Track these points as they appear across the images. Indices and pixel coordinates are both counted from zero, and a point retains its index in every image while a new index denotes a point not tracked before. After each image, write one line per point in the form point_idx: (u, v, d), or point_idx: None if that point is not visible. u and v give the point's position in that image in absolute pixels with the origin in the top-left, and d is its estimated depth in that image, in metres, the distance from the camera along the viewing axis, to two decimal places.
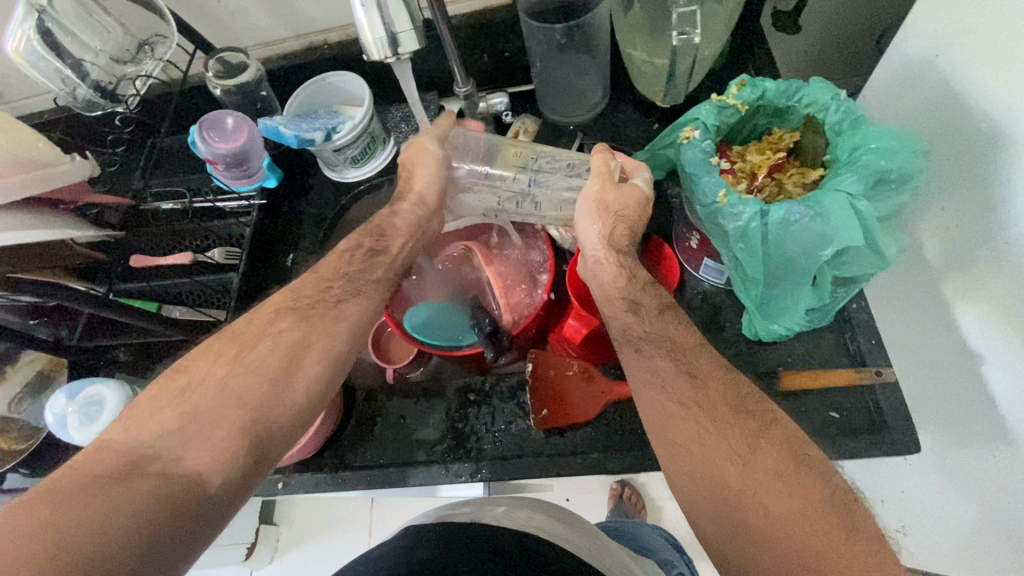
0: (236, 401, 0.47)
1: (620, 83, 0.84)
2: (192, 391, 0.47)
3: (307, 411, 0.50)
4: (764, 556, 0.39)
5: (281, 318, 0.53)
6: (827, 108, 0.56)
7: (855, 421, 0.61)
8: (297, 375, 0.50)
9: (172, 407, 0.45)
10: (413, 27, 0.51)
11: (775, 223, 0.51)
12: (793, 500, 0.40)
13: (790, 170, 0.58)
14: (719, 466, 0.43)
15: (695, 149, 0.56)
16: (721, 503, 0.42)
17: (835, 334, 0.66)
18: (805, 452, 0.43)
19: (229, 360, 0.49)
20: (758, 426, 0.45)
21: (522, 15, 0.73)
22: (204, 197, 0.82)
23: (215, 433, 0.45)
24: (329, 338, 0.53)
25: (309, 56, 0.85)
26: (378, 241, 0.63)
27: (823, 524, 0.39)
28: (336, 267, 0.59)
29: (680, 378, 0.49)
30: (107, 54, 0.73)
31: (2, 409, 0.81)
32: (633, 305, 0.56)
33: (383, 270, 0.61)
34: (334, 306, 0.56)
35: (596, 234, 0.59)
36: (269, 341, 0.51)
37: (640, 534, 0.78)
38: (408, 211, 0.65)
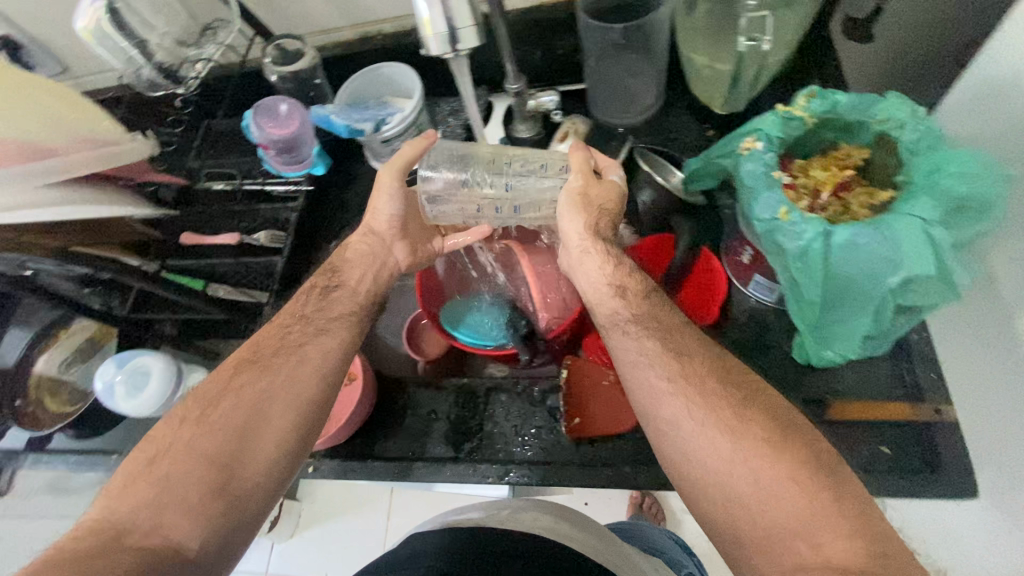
0: (206, 461, 0.47)
1: (676, 86, 0.82)
2: (162, 457, 0.47)
3: (281, 459, 0.50)
4: (756, 526, 0.41)
5: (242, 373, 0.53)
6: (903, 126, 0.52)
7: (906, 461, 0.58)
8: (267, 427, 0.50)
9: (143, 479, 0.46)
10: (473, 24, 0.50)
11: (839, 245, 0.49)
12: (779, 467, 0.42)
13: (857, 189, 0.55)
14: (707, 437, 0.45)
15: (756, 162, 0.54)
16: (717, 485, 0.44)
17: (892, 365, 0.63)
18: (790, 418, 0.45)
19: (192, 425, 0.49)
20: (742, 398, 0.46)
21: (580, 14, 0.71)
22: (254, 179, 0.84)
23: (190, 497, 0.45)
24: (295, 384, 0.53)
25: (363, 46, 0.85)
26: (331, 278, 0.63)
27: (809, 490, 0.41)
28: (293, 310, 0.60)
29: (666, 354, 0.50)
30: (172, 36, 0.76)
31: (54, 370, 0.86)
32: (618, 289, 0.55)
33: (342, 305, 0.61)
34: (296, 349, 0.55)
35: (580, 223, 0.58)
36: (231, 398, 0.51)
37: (647, 535, 0.76)
38: (360, 243, 0.66)
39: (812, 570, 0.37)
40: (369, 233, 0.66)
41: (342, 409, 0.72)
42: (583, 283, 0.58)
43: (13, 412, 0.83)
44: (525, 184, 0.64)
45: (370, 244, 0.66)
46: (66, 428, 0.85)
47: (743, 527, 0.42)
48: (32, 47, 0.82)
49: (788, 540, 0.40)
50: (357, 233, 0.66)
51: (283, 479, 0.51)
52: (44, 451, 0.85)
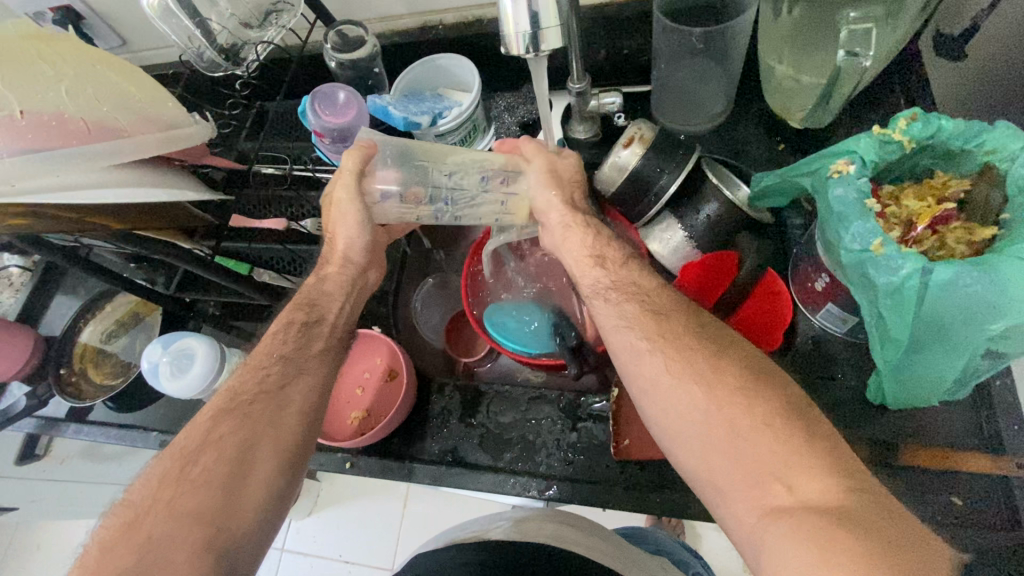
0: (192, 520, 0.44)
1: (747, 94, 0.78)
2: (141, 521, 0.44)
3: (268, 503, 0.48)
4: (734, 471, 0.40)
5: (220, 424, 0.49)
6: (1015, 159, 0.48)
7: (984, 515, 0.54)
8: (251, 475, 0.48)
9: (125, 544, 0.43)
10: (559, 24, 0.48)
11: (938, 284, 0.45)
12: (752, 415, 0.41)
13: (955, 223, 0.51)
14: (683, 391, 0.44)
15: (848, 187, 0.50)
16: (701, 442, 0.43)
17: (969, 411, 0.59)
18: (764, 366, 0.45)
19: (171, 485, 0.46)
20: (717, 349, 0.45)
21: (657, 14, 0.67)
22: (304, 166, 0.83)
23: (177, 559, 0.43)
24: (276, 429, 0.50)
25: (423, 35, 0.83)
26: (310, 312, 0.57)
27: (783, 434, 0.40)
28: (269, 350, 0.55)
29: (646, 317, 0.49)
30: (237, 18, 0.74)
31: (98, 341, 0.88)
32: (597, 258, 0.55)
33: (323, 342, 0.57)
34: (276, 394, 0.52)
35: (558, 203, 0.58)
36: (212, 450, 0.48)
37: (657, 537, 0.74)
38: (337, 275, 0.61)
39: (791, 512, 0.37)
40: (346, 263, 0.61)
41: (380, 407, 0.73)
42: (566, 259, 0.57)
43: (57, 380, 0.85)
44: (468, 196, 0.58)
45: (348, 274, 0.61)
46: (107, 399, 0.85)
47: (719, 471, 0.41)
48: (95, 19, 0.83)
49: (765, 482, 0.39)
50: (332, 263, 0.61)
51: (273, 521, 0.49)
52: (84, 422, 0.85)
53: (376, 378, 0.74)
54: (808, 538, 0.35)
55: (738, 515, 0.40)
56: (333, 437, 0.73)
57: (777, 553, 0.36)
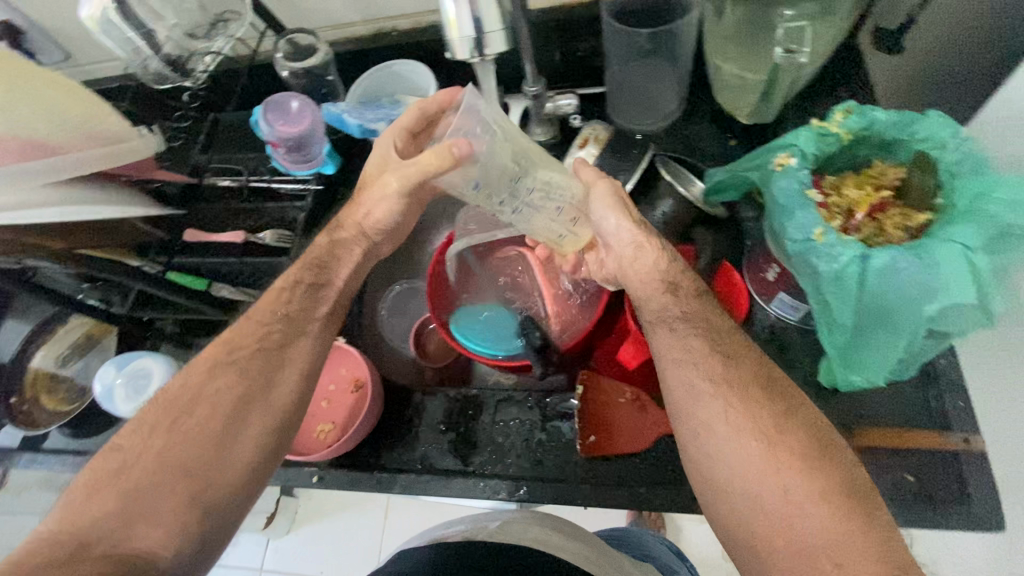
0: (180, 472, 0.46)
1: (699, 92, 0.79)
2: (130, 469, 0.46)
3: (256, 468, 0.49)
4: (778, 540, 0.41)
5: (218, 377, 0.51)
6: (944, 146, 0.51)
7: (936, 488, 0.56)
8: (242, 434, 0.49)
9: (111, 488, 0.45)
10: (503, 27, 0.48)
11: (877, 269, 0.47)
12: (813, 484, 0.42)
13: (893, 210, 0.53)
14: (743, 445, 0.44)
15: (790, 180, 0.52)
16: (749, 497, 0.43)
17: (917, 391, 0.61)
18: (828, 436, 0.45)
19: (163, 434, 0.48)
20: (785, 409, 0.45)
21: (605, 16, 0.68)
22: (261, 177, 0.81)
23: (163, 509, 0.44)
24: (271, 394, 0.51)
25: (377, 41, 0.83)
26: (318, 275, 0.58)
27: (842, 513, 0.40)
28: (273, 308, 0.55)
29: (715, 358, 0.48)
30: (182, 28, 0.73)
31: (52, 365, 0.84)
32: (670, 286, 0.52)
33: (330, 305, 0.57)
34: (277, 353, 0.53)
35: (630, 225, 0.54)
36: (205, 405, 0.49)
37: (642, 542, 0.75)
38: (351, 241, 0.60)
39: None
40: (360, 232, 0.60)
41: (346, 417, 0.72)
42: (632, 279, 0.54)
43: (7, 409, 0.81)
44: (539, 213, 0.56)
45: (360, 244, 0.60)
46: (63, 426, 0.82)
47: (767, 535, 0.42)
48: (34, 34, 0.80)
49: (814, 559, 0.39)
50: (347, 228, 0.60)
51: (258, 486, 0.50)
52: (39, 451, 0.82)
53: (342, 389, 0.73)
54: None
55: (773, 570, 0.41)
56: (301, 452, 0.71)
57: None
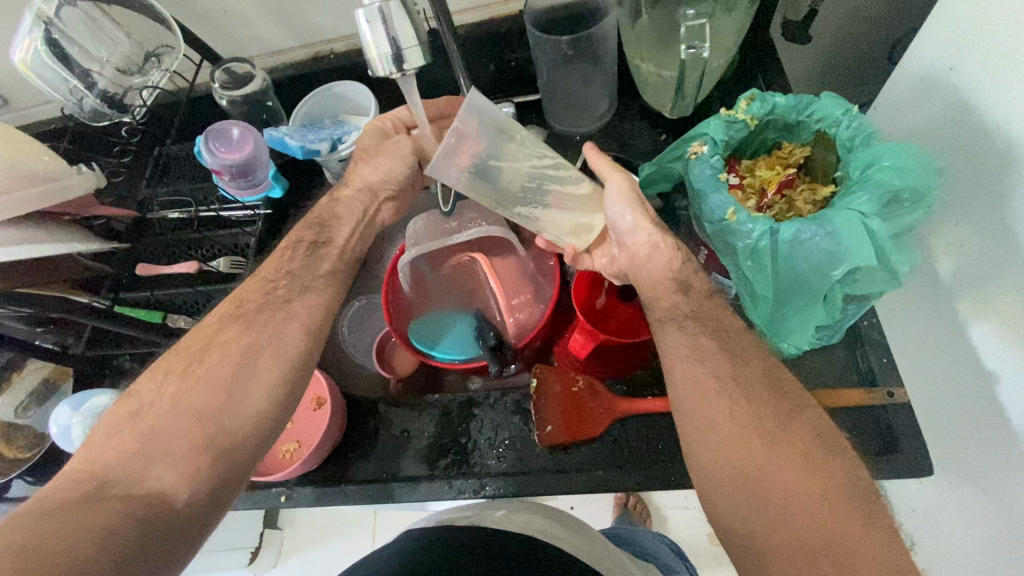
0: (193, 416, 0.47)
1: (628, 92, 0.83)
2: (145, 412, 0.47)
3: (265, 425, 0.49)
4: (777, 537, 0.40)
5: (221, 330, 0.53)
6: (838, 123, 0.55)
7: (866, 442, 0.61)
8: (254, 382, 0.50)
9: (128, 432, 0.46)
10: (418, 43, 0.51)
11: (786, 240, 0.51)
12: (815, 483, 0.41)
13: (801, 186, 0.58)
14: (718, 427, 0.46)
15: (704, 165, 0.56)
16: (736, 479, 0.43)
17: (847, 353, 0.66)
18: (831, 436, 0.44)
19: (177, 378, 0.49)
20: (789, 410, 0.45)
21: (528, 27, 0.72)
22: (210, 206, 0.82)
23: (177, 449, 0.45)
24: (275, 344, 0.53)
25: (316, 65, 0.85)
26: (321, 233, 0.62)
27: (840, 511, 0.40)
28: (278, 264, 0.59)
29: (721, 354, 0.49)
30: (114, 65, 0.73)
31: (9, 415, 0.80)
32: (680, 285, 0.55)
33: (333, 262, 0.61)
34: (283, 305, 0.55)
35: (646, 224, 0.56)
36: (216, 352, 0.51)
37: (642, 541, 0.77)
38: (354, 196, 0.65)
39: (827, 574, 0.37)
40: (362, 190, 0.65)
41: (310, 434, 0.72)
42: (642, 280, 0.56)
43: None
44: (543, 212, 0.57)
45: (361, 201, 0.65)
46: (24, 474, 0.79)
47: (764, 532, 0.41)
48: None
49: (812, 559, 0.38)
50: (352, 186, 0.65)
51: (270, 437, 0.50)
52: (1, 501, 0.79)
53: (305, 408, 0.74)
54: None
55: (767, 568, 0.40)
56: (268, 472, 0.72)
57: None
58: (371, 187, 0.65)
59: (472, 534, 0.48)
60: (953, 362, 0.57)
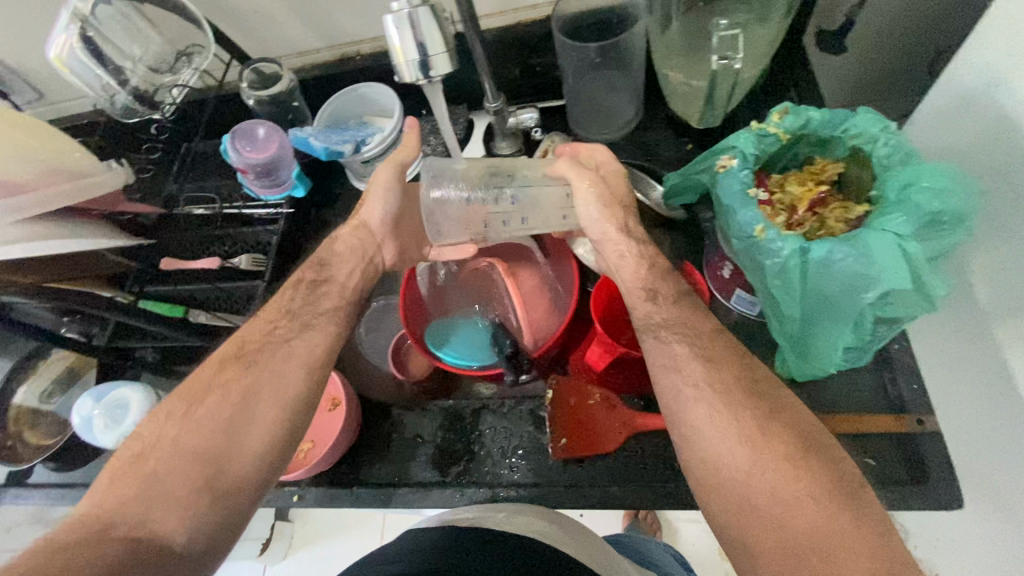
0: (194, 457, 0.47)
1: (654, 99, 0.82)
2: (148, 454, 0.47)
3: (266, 460, 0.50)
4: (767, 540, 0.39)
5: (225, 370, 0.53)
6: (875, 140, 0.53)
7: (894, 470, 0.59)
8: (255, 421, 0.51)
9: (130, 475, 0.46)
10: (446, 50, 0.50)
11: (816, 261, 0.50)
12: (799, 486, 0.40)
13: (833, 203, 0.56)
14: (721, 442, 0.44)
15: (733, 179, 0.54)
16: (730, 489, 0.42)
17: (874, 376, 0.64)
18: (809, 433, 0.43)
19: (178, 422, 0.50)
20: (768, 411, 0.44)
21: (555, 33, 0.71)
22: (234, 203, 0.82)
23: (177, 491, 0.45)
24: (280, 379, 0.53)
25: (341, 66, 0.85)
26: (320, 272, 0.64)
27: (831, 508, 0.39)
28: (280, 306, 0.60)
29: (733, 369, 0.48)
30: (145, 63, 0.74)
31: (35, 401, 0.84)
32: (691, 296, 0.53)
33: (332, 299, 0.62)
34: (282, 345, 0.56)
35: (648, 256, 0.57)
36: (217, 394, 0.52)
37: (648, 550, 0.75)
38: (351, 234, 0.68)
39: None
40: (360, 225, 0.69)
41: (324, 435, 0.71)
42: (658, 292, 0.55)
43: None
44: (531, 211, 0.63)
45: (359, 236, 0.68)
46: (46, 461, 0.80)
47: (754, 539, 0.40)
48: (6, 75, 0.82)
49: (803, 557, 0.38)
50: (351, 225, 0.69)
51: (270, 479, 0.51)
52: (23, 486, 0.80)
53: (320, 409, 0.73)
54: None
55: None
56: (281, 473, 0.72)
57: None
58: (368, 224, 0.69)
59: (474, 534, 0.47)
60: (989, 390, 0.55)
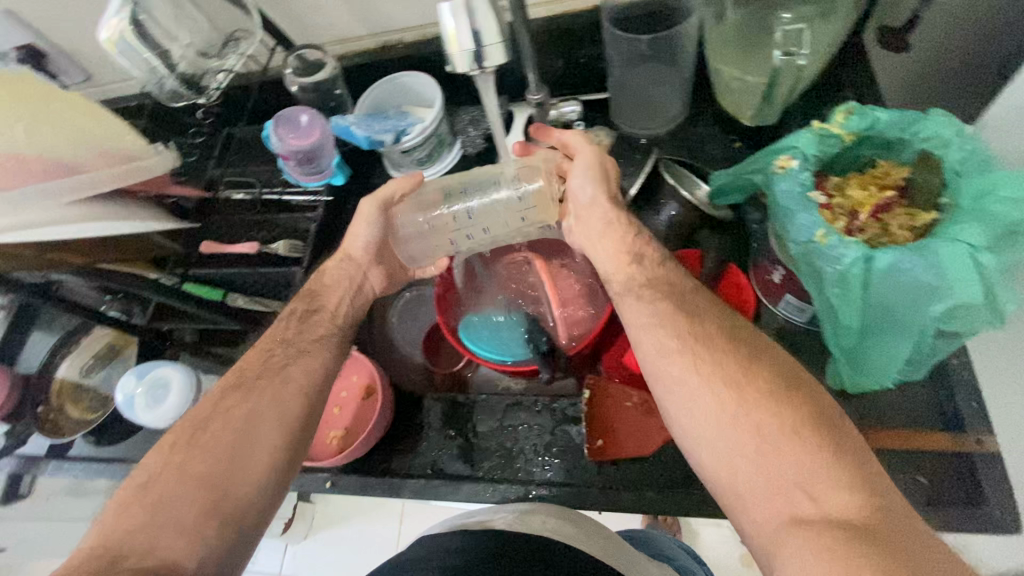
0: (199, 483, 0.47)
1: (701, 95, 0.79)
2: (154, 483, 0.48)
3: (273, 479, 0.50)
4: (754, 476, 0.41)
5: (227, 398, 0.53)
6: (948, 144, 0.50)
7: (946, 491, 0.57)
8: (257, 446, 0.50)
9: (137, 504, 0.46)
10: (501, 40, 0.49)
11: (880, 269, 0.47)
12: (782, 420, 0.42)
13: (897, 209, 0.53)
14: (706, 391, 0.45)
15: (792, 181, 0.52)
16: (723, 437, 0.43)
17: (931, 393, 0.61)
18: (789, 372, 0.45)
19: (181, 450, 0.50)
20: (747, 353, 0.46)
21: (605, 24, 0.69)
22: (273, 189, 0.83)
23: (184, 519, 0.46)
24: (278, 405, 0.53)
25: (383, 54, 0.84)
26: (310, 303, 0.63)
27: (812, 442, 0.41)
28: (273, 335, 0.60)
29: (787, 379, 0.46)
30: (194, 47, 0.74)
31: (76, 375, 0.86)
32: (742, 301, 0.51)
33: (323, 327, 0.61)
34: (278, 371, 0.55)
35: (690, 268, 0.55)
36: (219, 420, 0.51)
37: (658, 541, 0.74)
38: (336, 267, 0.66)
39: None
40: (346, 258, 0.66)
41: (357, 424, 0.73)
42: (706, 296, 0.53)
43: (37, 418, 0.82)
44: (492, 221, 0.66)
45: (348, 271, 0.66)
46: (87, 435, 0.83)
47: (745, 476, 0.42)
48: (56, 55, 0.83)
49: (791, 492, 0.40)
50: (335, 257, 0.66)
51: (275, 498, 0.51)
52: (65, 459, 0.83)
53: (353, 396, 0.74)
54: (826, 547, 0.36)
55: (761, 532, 0.40)
56: (314, 458, 0.72)
57: (794, 559, 0.37)
58: (351, 254, 0.66)
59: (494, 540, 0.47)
60: None
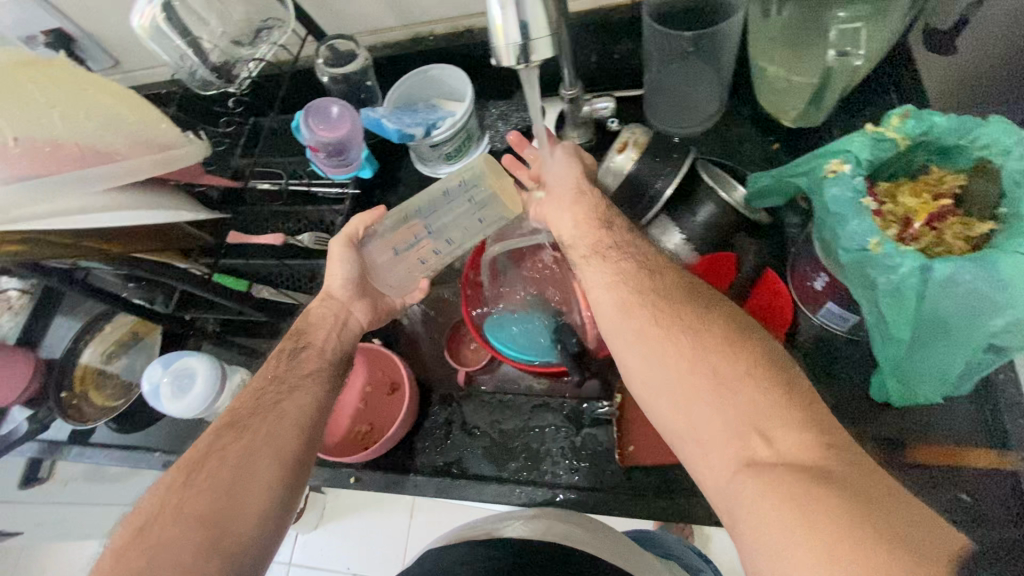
0: (198, 521, 0.45)
1: (739, 94, 0.78)
2: (150, 528, 0.45)
3: (272, 512, 0.49)
4: (711, 422, 0.41)
5: (223, 437, 0.52)
6: (1009, 152, 0.48)
7: (990, 507, 0.56)
8: (256, 480, 0.49)
9: (135, 550, 0.44)
10: (548, 34, 0.48)
11: (937, 280, 0.46)
12: (738, 363, 0.42)
13: (952, 218, 0.51)
14: (661, 340, 0.45)
15: (844, 187, 0.50)
16: (682, 388, 0.43)
17: (976, 409, 0.60)
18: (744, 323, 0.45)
19: (177, 490, 0.48)
20: (705, 308, 0.46)
21: (645, 19, 0.67)
22: (299, 179, 0.82)
23: (183, 556, 0.44)
24: (275, 441, 0.52)
25: (414, 46, 0.83)
26: (298, 341, 0.61)
27: (768, 383, 0.41)
28: (270, 372, 0.59)
29: None
30: (227, 36, 0.74)
31: (98, 362, 0.85)
32: None
33: (311, 364, 0.60)
34: (272, 407, 0.54)
35: None
36: (216, 459, 0.50)
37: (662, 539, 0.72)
38: (320, 306, 0.65)
39: None
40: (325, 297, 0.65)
41: (382, 420, 0.73)
42: None
43: (57, 404, 0.81)
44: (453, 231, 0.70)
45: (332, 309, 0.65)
46: (109, 421, 0.83)
47: (699, 425, 0.41)
48: (85, 40, 0.83)
49: (744, 435, 0.39)
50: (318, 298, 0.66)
51: (276, 528, 0.49)
52: (86, 445, 0.83)
53: (379, 392, 0.74)
54: (779, 490, 0.36)
55: (717, 477, 0.40)
56: (336, 452, 0.72)
57: (749, 504, 0.37)
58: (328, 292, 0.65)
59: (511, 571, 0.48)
60: None
